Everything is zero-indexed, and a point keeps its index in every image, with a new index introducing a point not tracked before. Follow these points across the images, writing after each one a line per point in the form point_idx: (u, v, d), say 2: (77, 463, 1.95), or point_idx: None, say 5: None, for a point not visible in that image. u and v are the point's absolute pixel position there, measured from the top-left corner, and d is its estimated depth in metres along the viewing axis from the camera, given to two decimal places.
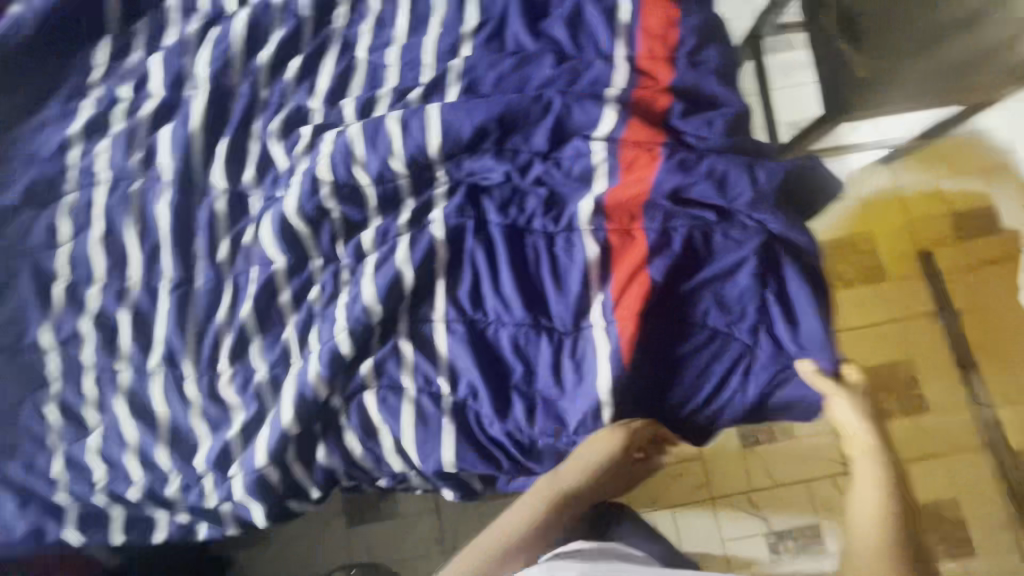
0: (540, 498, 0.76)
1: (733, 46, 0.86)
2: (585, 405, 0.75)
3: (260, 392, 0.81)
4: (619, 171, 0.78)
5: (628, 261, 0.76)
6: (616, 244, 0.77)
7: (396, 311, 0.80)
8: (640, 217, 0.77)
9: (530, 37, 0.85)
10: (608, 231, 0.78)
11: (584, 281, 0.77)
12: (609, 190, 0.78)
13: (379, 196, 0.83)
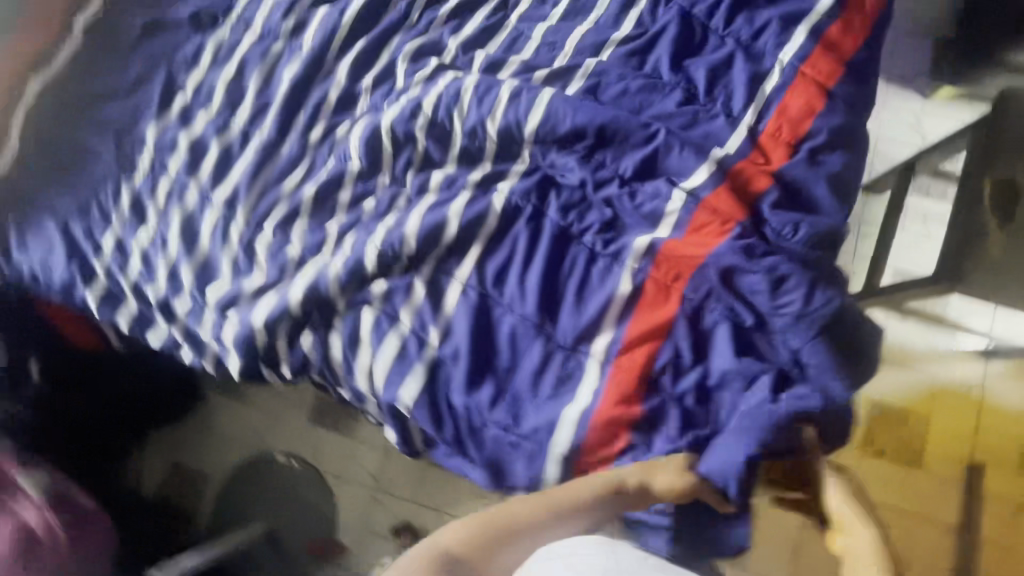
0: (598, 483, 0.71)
1: (864, 163, 0.81)
2: (543, 418, 0.76)
3: (285, 264, 0.88)
4: (682, 229, 0.77)
5: (653, 315, 0.76)
6: (649, 294, 0.77)
7: (426, 254, 0.83)
8: (684, 280, 0.76)
9: (669, 67, 0.84)
10: (647, 278, 0.77)
11: (603, 310, 0.77)
12: (666, 241, 0.77)
13: (462, 148, 0.87)
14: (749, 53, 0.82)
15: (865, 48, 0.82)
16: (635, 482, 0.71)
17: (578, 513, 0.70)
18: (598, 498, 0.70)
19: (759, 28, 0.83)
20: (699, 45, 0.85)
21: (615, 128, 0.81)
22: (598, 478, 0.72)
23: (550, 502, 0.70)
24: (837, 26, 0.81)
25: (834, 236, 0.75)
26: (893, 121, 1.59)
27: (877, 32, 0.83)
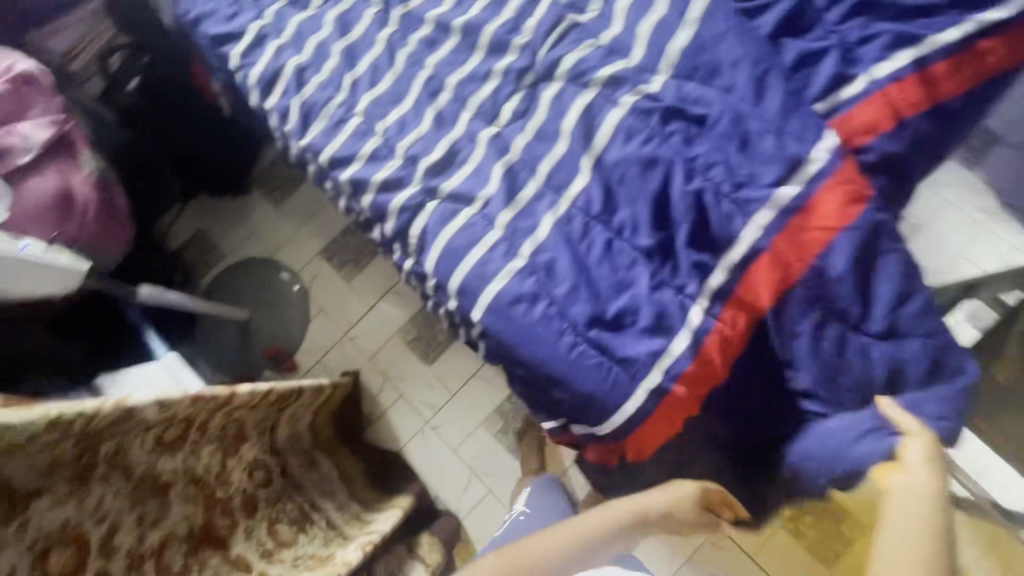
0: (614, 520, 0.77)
1: (897, 202, 0.80)
2: (523, 281, 0.80)
3: (362, 60, 0.97)
4: (824, 180, 0.72)
5: (776, 278, 0.72)
6: (774, 260, 0.72)
7: (479, 100, 0.91)
8: (821, 244, 0.71)
9: (768, 34, 0.84)
10: (775, 237, 0.72)
11: (647, 215, 0.79)
12: (804, 202, 0.72)
13: (552, 19, 0.91)
14: (845, 54, 0.82)
15: (961, 99, 0.80)
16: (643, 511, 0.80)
17: (600, 554, 0.75)
18: (617, 528, 0.77)
19: (868, 38, 0.82)
20: (804, 29, 0.85)
21: (694, 67, 0.81)
22: (627, 503, 0.79)
23: (578, 538, 0.74)
24: (944, 65, 0.80)
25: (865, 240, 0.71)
26: (967, 232, 1.55)
27: (981, 93, 0.81)
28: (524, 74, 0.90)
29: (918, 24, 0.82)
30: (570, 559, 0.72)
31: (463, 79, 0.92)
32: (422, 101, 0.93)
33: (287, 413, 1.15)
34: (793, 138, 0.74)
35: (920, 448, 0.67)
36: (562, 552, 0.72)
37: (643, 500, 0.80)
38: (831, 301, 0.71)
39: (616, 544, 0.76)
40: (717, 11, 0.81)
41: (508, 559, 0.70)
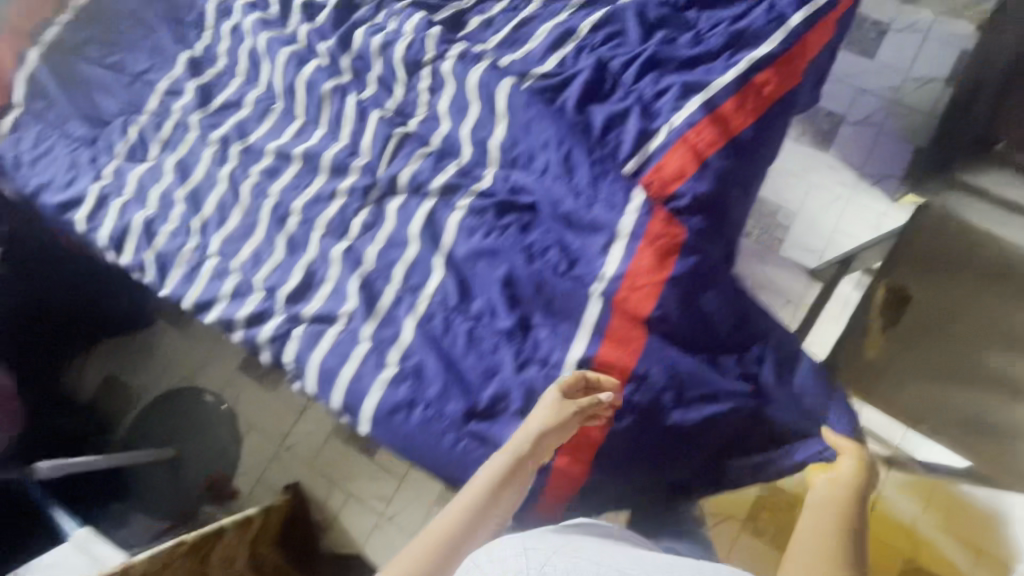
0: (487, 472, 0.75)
1: (724, 231, 0.87)
2: (397, 390, 0.82)
3: (207, 202, 0.98)
4: (638, 243, 0.79)
5: (623, 339, 0.79)
6: (617, 322, 0.79)
7: (327, 219, 0.93)
8: (651, 301, 0.79)
9: (575, 106, 0.91)
10: (613, 301, 0.80)
11: (501, 300, 0.83)
12: (625, 268, 0.80)
13: (381, 128, 0.95)
14: (645, 110, 0.89)
15: (753, 128, 0.89)
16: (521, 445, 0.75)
17: (493, 512, 0.74)
18: (497, 482, 0.74)
19: (661, 92, 0.90)
20: (606, 94, 0.92)
21: (513, 159, 0.89)
22: (511, 449, 0.75)
23: (471, 503, 0.73)
24: (731, 101, 0.88)
25: (689, 286, 0.79)
26: (838, 206, 1.68)
27: (770, 118, 0.90)
28: (369, 189, 0.93)
29: (702, 71, 0.90)
30: (466, 530, 0.72)
31: (308, 201, 0.95)
32: (272, 230, 0.94)
33: (213, 559, 1.15)
34: (604, 204, 0.82)
35: (850, 462, 0.80)
36: (459, 524, 0.72)
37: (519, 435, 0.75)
38: (671, 347, 0.80)
39: (509, 494, 0.74)
40: (520, 102, 0.89)
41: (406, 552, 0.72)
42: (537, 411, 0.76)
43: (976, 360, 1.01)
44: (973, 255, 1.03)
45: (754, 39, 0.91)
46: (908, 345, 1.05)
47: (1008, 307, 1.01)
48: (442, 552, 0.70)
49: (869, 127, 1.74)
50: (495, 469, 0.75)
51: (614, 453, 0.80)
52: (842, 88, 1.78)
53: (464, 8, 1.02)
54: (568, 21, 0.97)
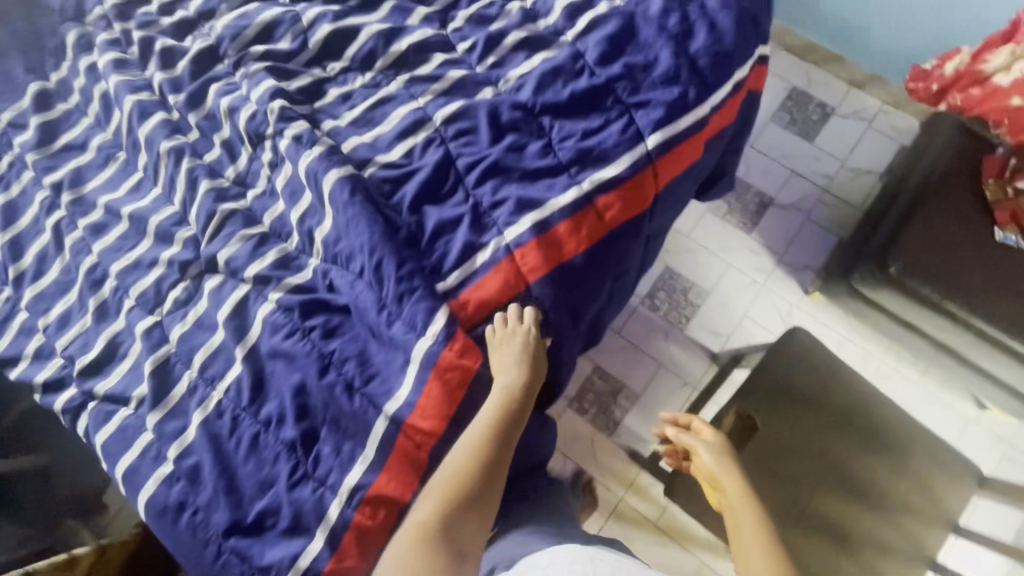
0: (479, 428, 0.78)
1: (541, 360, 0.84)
2: (167, 491, 0.79)
3: (29, 253, 0.94)
4: (433, 371, 0.79)
5: (404, 465, 0.79)
6: (401, 446, 0.79)
7: (139, 291, 0.89)
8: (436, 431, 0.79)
9: (408, 205, 0.87)
10: (403, 427, 0.79)
11: (289, 409, 0.80)
12: (416, 395, 0.79)
13: (212, 200, 0.91)
14: (477, 222, 0.86)
15: (586, 254, 0.85)
16: (507, 390, 0.79)
17: (495, 460, 0.77)
18: (490, 430, 0.77)
19: (498, 204, 0.86)
20: (445, 195, 0.88)
21: (334, 256, 0.86)
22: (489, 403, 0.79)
23: (468, 462, 0.76)
24: (566, 224, 0.84)
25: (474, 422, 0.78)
26: (755, 291, 1.63)
27: (607, 244, 0.87)
28: (187, 265, 0.89)
29: (543, 186, 0.86)
30: (474, 481, 0.75)
31: (125, 267, 0.91)
32: (84, 292, 0.91)
33: None
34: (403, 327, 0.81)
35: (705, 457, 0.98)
36: (467, 477, 0.75)
37: (503, 382, 0.79)
38: None
39: (502, 446, 0.78)
40: (345, 199, 0.85)
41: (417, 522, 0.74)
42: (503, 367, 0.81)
43: (814, 495, 1.01)
44: (827, 391, 1.05)
45: (602, 159, 0.87)
46: (757, 472, 1.02)
47: (847, 452, 1.02)
48: (456, 509, 0.74)
49: (798, 212, 1.69)
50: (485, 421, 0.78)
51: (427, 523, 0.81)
52: (777, 167, 1.73)
53: (324, 76, 0.97)
54: (423, 108, 0.92)
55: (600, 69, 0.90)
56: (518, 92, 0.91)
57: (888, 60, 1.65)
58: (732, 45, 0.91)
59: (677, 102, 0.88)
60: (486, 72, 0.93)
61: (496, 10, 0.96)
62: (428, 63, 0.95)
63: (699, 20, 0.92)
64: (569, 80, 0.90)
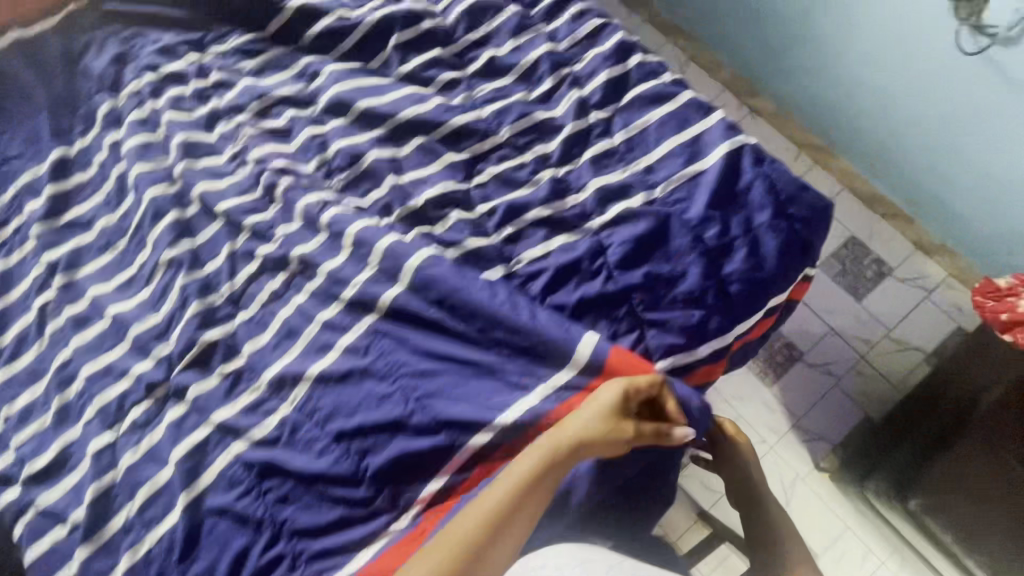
0: (533, 456, 0.73)
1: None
2: None
3: (12, 329, 0.93)
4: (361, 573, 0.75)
5: None
6: None
7: (101, 401, 0.86)
8: None
9: (390, 378, 0.83)
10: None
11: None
12: None
13: (195, 321, 0.87)
14: (493, 391, 0.80)
15: None
16: (578, 429, 0.73)
17: (531, 496, 0.71)
18: (539, 469, 0.72)
19: (499, 389, 0.80)
20: (426, 372, 0.82)
21: (312, 415, 0.83)
22: (551, 436, 0.74)
23: (515, 491, 0.71)
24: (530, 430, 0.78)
25: None
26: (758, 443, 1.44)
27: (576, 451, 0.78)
28: (154, 385, 0.86)
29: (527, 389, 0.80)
30: (505, 514, 0.70)
31: (94, 371, 0.88)
32: (53, 388, 0.88)
33: None
34: (383, 503, 0.80)
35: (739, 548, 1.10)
36: (499, 506, 0.70)
37: (574, 419, 0.74)
38: None
39: (552, 478, 0.73)
40: (336, 367, 0.83)
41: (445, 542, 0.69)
42: (582, 410, 0.74)
43: None
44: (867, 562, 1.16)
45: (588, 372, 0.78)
46: None
47: None
48: (487, 534, 0.69)
49: (826, 376, 1.48)
50: (539, 454, 0.73)
51: None
52: (813, 320, 1.53)
53: (334, 205, 0.89)
54: (421, 263, 0.82)
55: (618, 273, 0.82)
56: (530, 281, 0.84)
57: (964, 243, 1.45)
58: (771, 273, 0.82)
59: (694, 331, 0.80)
60: (499, 244, 0.86)
61: (525, 176, 0.89)
62: (444, 222, 0.88)
63: (741, 238, 0.82)
64: (583, 281, 0.83)
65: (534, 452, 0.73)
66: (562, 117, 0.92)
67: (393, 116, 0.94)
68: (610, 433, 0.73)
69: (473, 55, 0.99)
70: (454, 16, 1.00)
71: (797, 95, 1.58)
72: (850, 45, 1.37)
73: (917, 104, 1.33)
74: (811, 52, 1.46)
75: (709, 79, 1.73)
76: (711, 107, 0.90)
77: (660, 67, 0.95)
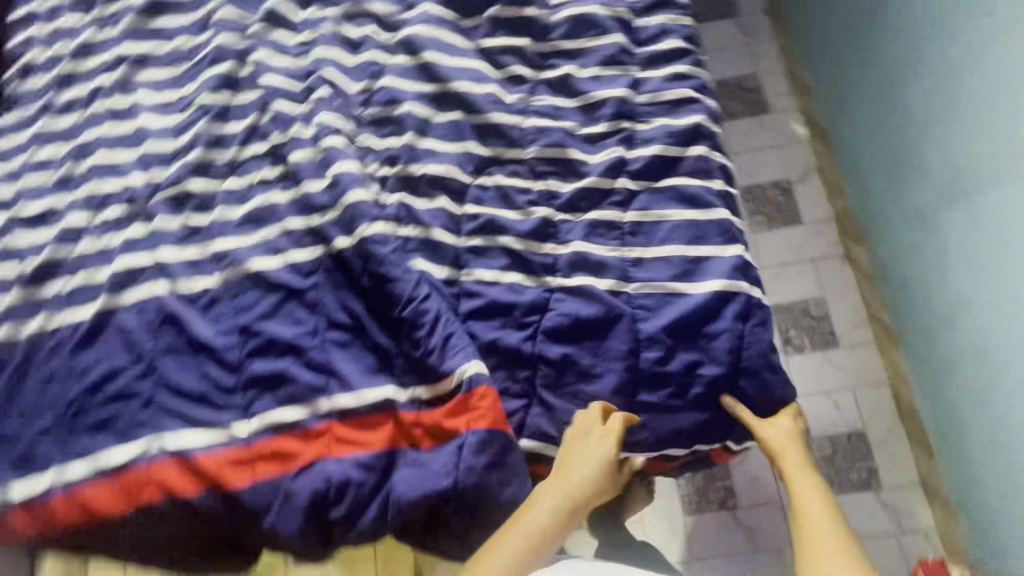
0: (550, 504, 0.74)
1: (289, 519, 0.78)
2: None
3: (68, 91, 1.04)
4: (186, 454, 0.81)
5: (104, 495, 0.80)
6: (112, 483, 0.81)
7: (94, 187, 0.96)
8: (153, 495, 0.80)
9: (307, 307, 0.87)
10: (144, 465, 0.81)
11: (91, 377, 0.85)
12: (160, 457, 0.81)
13: (194, 167, 0.95)
14: (382, 371, 0.83)
15: (400, 449, 0.79)
16: (584, 478, 0.76)
17: (548, 540, 0.73)
18: (557, 521, 0.73)
19: (384, 374, 0.82)
20: (335, 321, 0.85)
21: (232, 296, 0.88)
22: (556, 485, 0.75)
23: (536, 539, 0.72)
24: (396, 416, 0.80)
25: (191, 510, 0.80)
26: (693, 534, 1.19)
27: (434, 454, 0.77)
28: (137, 199, 0.94)
29: (403, 389, 0.82)
30: (526, 561, 0.71)
31: (103, 161, 0.97)
32: (69, 156, 0.99)
33: None
34: (241, 402, 0.84)
35: None
36: (523, 556, 0.71)
37: (579, 469, 0.76)
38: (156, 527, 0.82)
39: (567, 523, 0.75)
40: (270, 272, 0.88)
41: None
42: (583, 460, 0.77)
43: None
44: None
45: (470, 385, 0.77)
46: None
47: None
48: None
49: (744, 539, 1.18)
50: (552, 505, 0.74)
51: (145, 530, 0.83)
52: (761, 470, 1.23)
53: (343, 135, 0.91)
54: (383, 232, 0.84)
55: (542, 340, 0.81)
56: (466, 297, 0.84)
57: (967, 525, 1.19)
58: (680, 425, 0.80)
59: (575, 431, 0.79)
60: (459, 248, 0.86)
61: (523, 202, 0.88)
62: (427, 200, 0.88)
63: (676, 376, 0.79)
64: (507, 326, 0.82)
65: (551, 499, 0.74)
66: (592, 166, 0.88)
67: (445, 81, 0.93)
68: (603, 483, 0.77)
69: (555, 62, 0.95)
70: (560, 16, 0.96)
71: (897, 267, 1.33)
72: (968, 247, 1.11)
73: (1002, 359, 1.05)
74: (927, 231, 1.22)
75: (822, 199, 1.52)
76: (736, 238, 0.83)
77: (718, 169, 0.86)
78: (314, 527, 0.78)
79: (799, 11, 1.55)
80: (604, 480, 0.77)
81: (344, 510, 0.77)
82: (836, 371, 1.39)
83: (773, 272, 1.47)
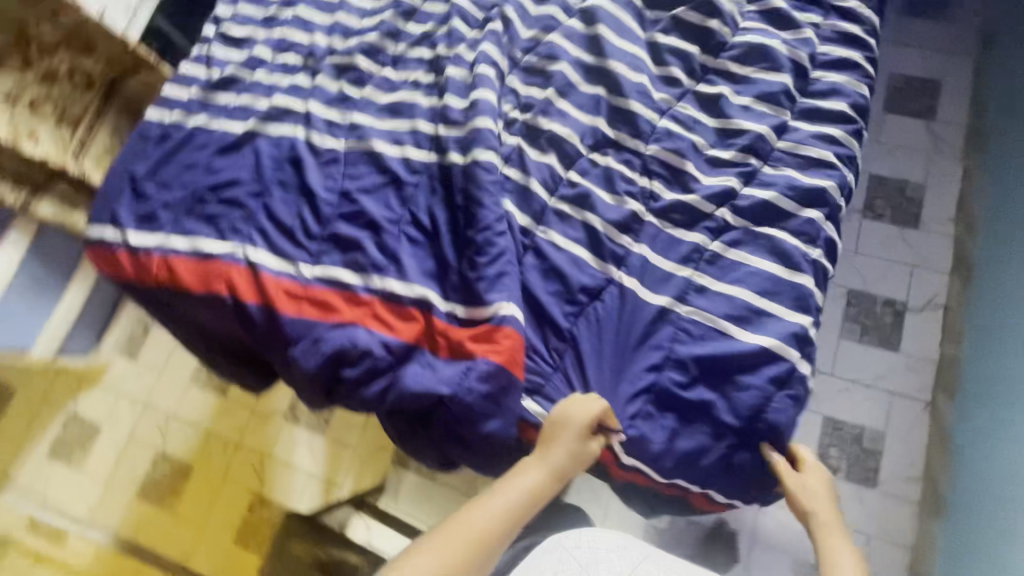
0: (524, 474, 0.78)
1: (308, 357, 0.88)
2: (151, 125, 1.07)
3: None
4: (258, 269, 0.93)
5: (188, 273, 0.96)
6: (199, 266, 0.96)
7: (287, 34, 1.11)
8: (221, 289, 0.94)
9: (401, 198, 0.96)
10: (226, 263, 0.95)
11: (220, 177, 1.01)
12: (239, 262, 0.95)
13: (367, 49, 1.06)
14: (435, 278, 0.90)
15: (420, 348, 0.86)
16: (559, 454, 0.78)
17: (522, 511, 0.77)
18: (529, 495, 0.77)
19: (435, 280, 0.90)
20: (418, 220, 0.94)
21: (348, 164, 1.00)
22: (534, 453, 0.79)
23: (510, 505, 0.76)
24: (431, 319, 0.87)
25: (242, 313, 0.93)
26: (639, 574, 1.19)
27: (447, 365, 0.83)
28: (312, 56, 1.08)
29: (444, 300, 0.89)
30: (497, 526, 0.75)
31: (302, 17, 1.12)
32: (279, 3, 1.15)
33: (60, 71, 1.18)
34: (316, 250, 0.95)
35: None
36: (493, 523, 0.75)
37: (553, 444, 0.78)
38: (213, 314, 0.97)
39: (540, 498, 0.78)
40: (385, 157, 0.97)
41: (445, 540, 0.73)
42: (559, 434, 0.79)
43: None
44: None
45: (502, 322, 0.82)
46: None
47: None
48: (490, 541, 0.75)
49: None
50: (528, 477, 0.78)
51: (205, 314, 0.97)
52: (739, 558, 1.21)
53: (495, 68, 0.98)
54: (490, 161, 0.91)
55: (582, 315, 0.85)
56: (533, 250, 0.89)
57: None
58: (671, 452, 0.80)
59: None
60: (547, 205, 0.90)
61: (623, 190, 0.90)
62: (540, 153, 0.93)
63: (686, 405, 0.80)
64: (556, 289, 0.87)
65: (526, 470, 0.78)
66: (702, 185, 0.88)
67: (605, 57, 0.96)
68: (576, 461, 0.79)
69: (713, 79, 0.95)
70: (738, 40, 0.96)
71: (972, 432, 1.21)
72: None
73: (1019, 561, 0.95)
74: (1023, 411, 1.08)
75: (931, 338, 1.39)
76: (808, 309, 0.81)
77: (822, 239, 0.84)
78: (327, 375, 0.88)
79: (1003, 136, 1.39)
80: (577, 459, 0.79)
81: (355, 374, 0.86)
82: (864, 508, 1.29)
83: (842, 385, 1.37)
